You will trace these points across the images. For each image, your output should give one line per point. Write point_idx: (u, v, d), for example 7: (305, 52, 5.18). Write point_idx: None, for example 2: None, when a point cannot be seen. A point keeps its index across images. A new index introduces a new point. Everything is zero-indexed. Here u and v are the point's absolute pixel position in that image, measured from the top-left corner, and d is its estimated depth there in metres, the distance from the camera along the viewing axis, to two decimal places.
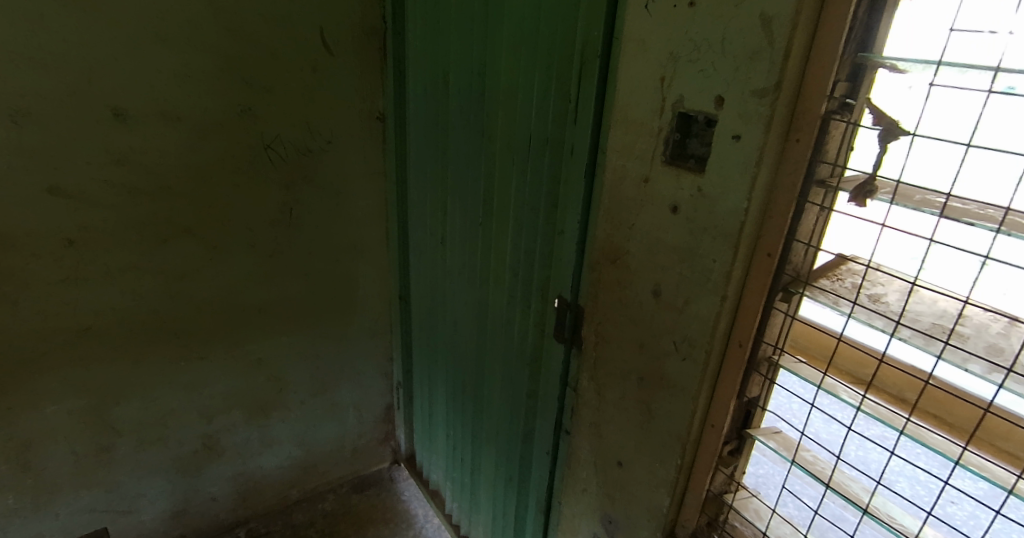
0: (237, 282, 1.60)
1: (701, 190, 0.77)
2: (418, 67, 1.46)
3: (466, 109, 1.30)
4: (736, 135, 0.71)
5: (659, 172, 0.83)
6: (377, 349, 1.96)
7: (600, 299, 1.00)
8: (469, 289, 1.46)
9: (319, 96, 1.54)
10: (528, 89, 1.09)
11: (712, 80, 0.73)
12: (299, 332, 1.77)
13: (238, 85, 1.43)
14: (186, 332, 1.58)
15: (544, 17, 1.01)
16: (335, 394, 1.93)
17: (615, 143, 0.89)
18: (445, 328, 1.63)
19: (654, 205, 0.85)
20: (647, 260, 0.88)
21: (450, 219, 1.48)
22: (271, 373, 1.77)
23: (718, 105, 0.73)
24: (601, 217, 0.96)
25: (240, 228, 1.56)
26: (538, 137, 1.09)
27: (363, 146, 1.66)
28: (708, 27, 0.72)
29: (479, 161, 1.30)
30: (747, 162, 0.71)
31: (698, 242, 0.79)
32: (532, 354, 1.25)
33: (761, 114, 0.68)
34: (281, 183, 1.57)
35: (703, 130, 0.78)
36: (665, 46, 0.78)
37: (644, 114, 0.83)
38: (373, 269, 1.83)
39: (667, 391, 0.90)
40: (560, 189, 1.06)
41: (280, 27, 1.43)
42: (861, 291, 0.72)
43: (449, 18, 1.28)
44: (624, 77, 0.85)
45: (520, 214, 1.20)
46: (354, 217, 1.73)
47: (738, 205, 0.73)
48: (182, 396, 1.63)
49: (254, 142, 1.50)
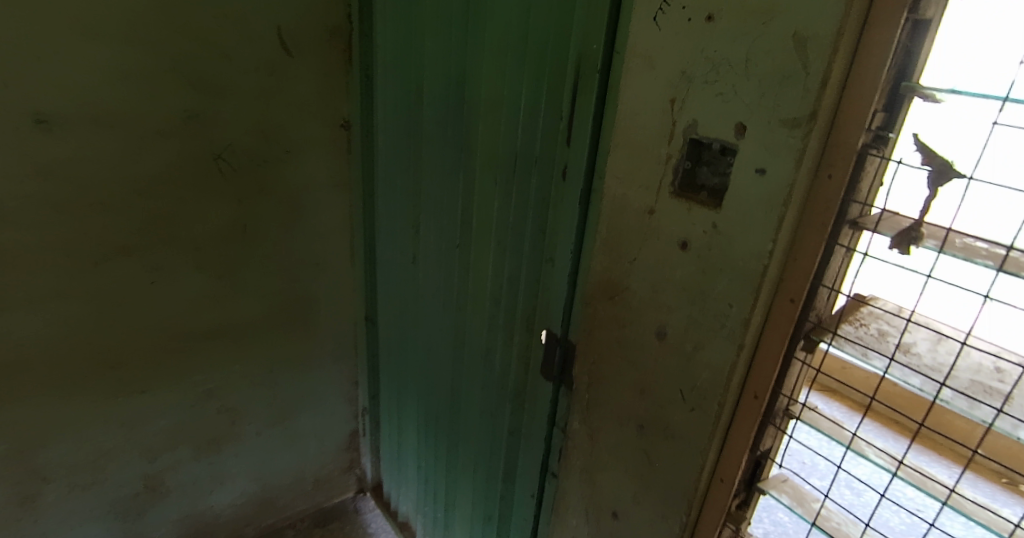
0: (184, 307, 1.46)
1: (716, 227, 0.69)
2: (389, 73, 1.34)
3: (442, 121, 1.19)
4: (760, 169, 0.63)
5: (667, 203, 0.74)
6: (342, 373, 1.83)
7: (594, 337, 0.91)
8: (443, 314, 1.36)
9: (277, 101, 1.40)
10: (514, 103, 0.99)
11: (733, 105, 0.65)
12: (254, 359, 1.63)
13: (185, 89, 1.28)
14: (125, 364, 1.43)
15: (534, 25, 0.92)
16: (294, 423, 1.79)
17: (615, 169, 0.80)
18: (416, 355, 1.52)
19: (660, 239, 0.76)
20: (651, 299, 0.80)
21: (422, 239, 1.37)
22: (223, 404, 1.63)
23: (739, 133, 0.65)
24: (597, 249, 0.87)
25: (187, 247, 1.40)
26: (525, 156, 0.99)
27: (326, 156, 1.53)
28: (729, 45, 0.63)
29: (457, 178, 1.19)
30: (773, 199, 0.63)
31: (713, 284, 0.71)
32: (515, 390, 1.15)
33: (793, 145, 0.60)
34: (234, 197, 1.42)
35: (716, 157, 0.68)
36: (677, 64, 0.69)
37: (650, 139, 0.74)
38: (337, 288, 1.70)
39: (671, 442, 0.82)
40: (550, 214, 0.97)
41: (234, 26, 1.29)
42: (886, 340, 0.66)
43: (425, 21, 1.17)
44: (628, 97, 0.76)
45: (503, 238, 1.10)
46: (316, 233, 1.59)
47: (762, 246, 0.65)
48: (120, 434, 1.49)
49: (204, 152, 1.34)
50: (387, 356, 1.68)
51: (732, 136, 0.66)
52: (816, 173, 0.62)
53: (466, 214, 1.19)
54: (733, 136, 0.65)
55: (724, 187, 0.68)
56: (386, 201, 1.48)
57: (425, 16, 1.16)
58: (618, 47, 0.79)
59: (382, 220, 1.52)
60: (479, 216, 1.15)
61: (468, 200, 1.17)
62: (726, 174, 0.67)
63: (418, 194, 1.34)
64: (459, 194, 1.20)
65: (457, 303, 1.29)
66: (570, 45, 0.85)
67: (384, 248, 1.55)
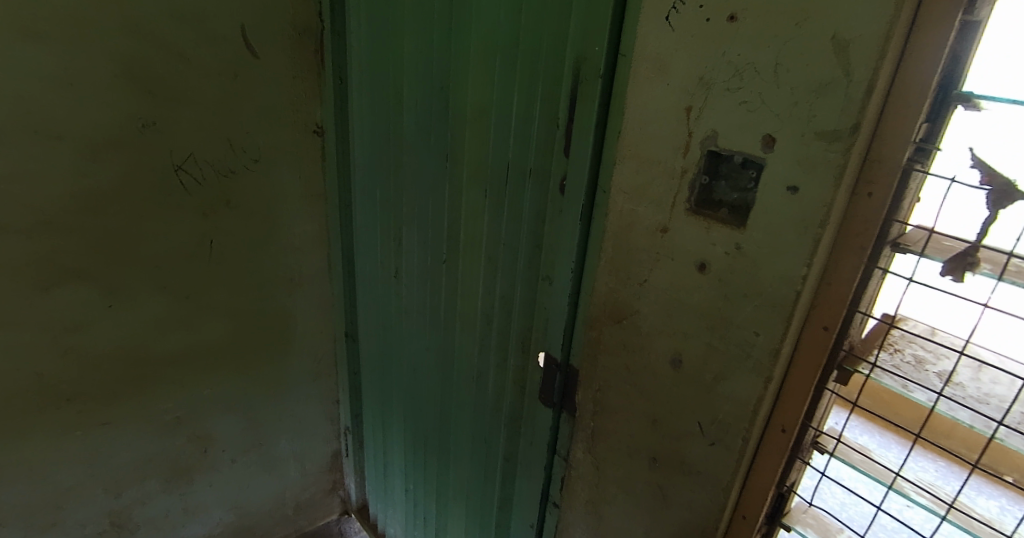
0: (146, 331, 1.35)
1: (740, 249, 0.63)
2: (365, 76, 1.24)
3: (425, 128, 1.10)
4: (793, 186, 0.57)
5: (682, 221, 0.68)
6: (321, 392, 1.73)
7: (599, 362, 0.84)
8: (429, 333, 1.27)
9: (243, 107, 1.30)
10: (506, 109, 0.91)
11: (760, 115, 0.58)
12: (225, 383, 1.53)
13: (139, 95, 1.17)
14: (83, 395, 1.32)
15: (526, 25, 0.84)
16: (271, 447, 1.69)
17: (621, 183, 0.73)
18: (401, 374, 1.43)
19: (674, 260, 0.70)
20: (665, 325, 0.73)
21: (405, 252, 1.28)
22: (194, 432, 1.53)
23: (767, 145, 0.58)
24: (601, 269, 0.80)
25: (146, 267, 1.30)
26: (518, 167, 0.92)
27: (298, 164, 1.43)
28: (755, 48, 0.57)
29: (443, 189, 1.11)
30: (808, 220, 0.56)
31: (736, 311, 0.64)
32: (509, 414, 1.08)
33: (831, 160, 0.54)
34: (198, 212, 1.32)
35: (736, 171, 0.63)
36: (693, 69, 0.62)
37: (663, 151, 0.68)
38: (313, 304, 1.60)
39: (688, 478, 0.75)
40: (546, 229, 0.90)
41: (193, 26, 1.19)
42: (926, 369, 0.60)
43: (404, 21, 1.08)
44: (636, 104, 0.70)
45: (495, 254, 1.02)
46: (290, 246, 1.49)
47: (795, 271, 0.58)
48: (81, 470, 1.38)
49: (162, 164, 1.24)
50: (370, 374, 1.59)
51: (758, 149, 0.59)
52: (854, 191, 0.56)
53: (453, 228, 1.11)
54: (759, 149, 0.59)
55: (749, 202, 0.62)
56: (365, 212, 1.38)
57: (405, 14, 1.07)
58: (622, 50, 0.72)
59: (360, 232, 1.43)
60: (467, 230, 1.07)
61: (455, 212, 1.09)
62: (750, 188, 0.62)
63: (399, 205, 1.25)
64: (444, 206, 1.11)
65: (445, 322, 1.21)
66: (569, 47, 0.78)
67: (364, 261, 1.46)
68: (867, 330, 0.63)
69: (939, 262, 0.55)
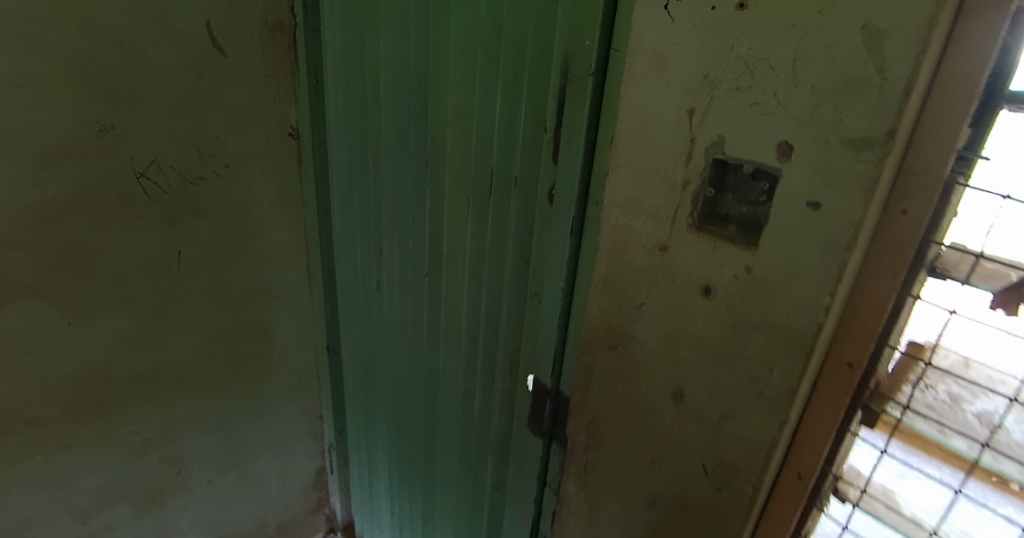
0: (109, 349, 1.28)
1: (751, 272, 0.54)
2: (341, 75, 1.15)
3: (404, 131, 1.02)
4: (814, 201, 0.49)
5: (683, 240, 0.59)
6: (304, 407, 1.65)
7: (592, 392, 0.76)
8: (412, 351, 1.19)
9: (211, 109, 1.22)
10: (489, 111, 0.82)
11: (775, 118, 0.50)
12: (198, 400, 1.46)
13: (94, 98, 1.09)
14: (43, 417, 1.25)
15: (509, 17, 0.75)
16: (250, 467, 1.61)
17: (614, 195, 0.66)
18: (383, 392, 1.35)
19: (675, 283, 0.61)
20: (666, 354, 0.65)
21: (385, 264, 1.19)
22: (165, 454, 1.45)
23: (783, 154, 0.50)
24: (592, 289, 0.72)
25: (108, 281, 1.22)
26: (501, 174, 0.83)
27: (273, 169, 1.34)
28: (770, 40, 0.49)
29: (424, 198, 1.02)
30: (832, 241, 0.48)
31: (747, 343, 0.56)
32: (496, 441, 1.00)
33: (860, 173, 0.46)
34: (164, 222, 1.24)
35: (745, 183, 0.56)
36: (696, 66, 0.54)
37: (661, 159, 0.59)
38: (293, 316, 1.52)
39: (690, 525, 0.67)
40: (533, 242, 0.81)
41: (152, 23, 1.10)
42: (963, 409, 0.53)
43: (379, 15, 0.99)
44: (630, 105, 0.62)
45: (478, 269, 0.93)
46: (266, 256, 1.41)
47: (816, 300, 0.50)
48: (45, 496, 1.31)
49: (122, 171, 1.16)
50: (354, 391, 1.50)
51: (772, 157, 0.51)
52: (886, 207, 0.48)
53: (435, 240, 1.02)
54: (773, 158, 0.51)
55: (761, 217, 0.55)
56: (346, 221, 1.29)
57: (381, 8, 0.98)
58: (614, 45, 0.64)
59: (340, 242, 1.34)
60: (448, 242, 0.99)
61: (437, 223, 1.00)
62: (761, 202, 0.55)
63: (380, 214, 1.16)
64: (426, 216, 1.03)
65: (428, 339, 1.12)
66: (556, 42, 0.70)
67: (345, 273, 1.37)
68: (893, 364, 0.54)
69: (991, 293, 0.49)
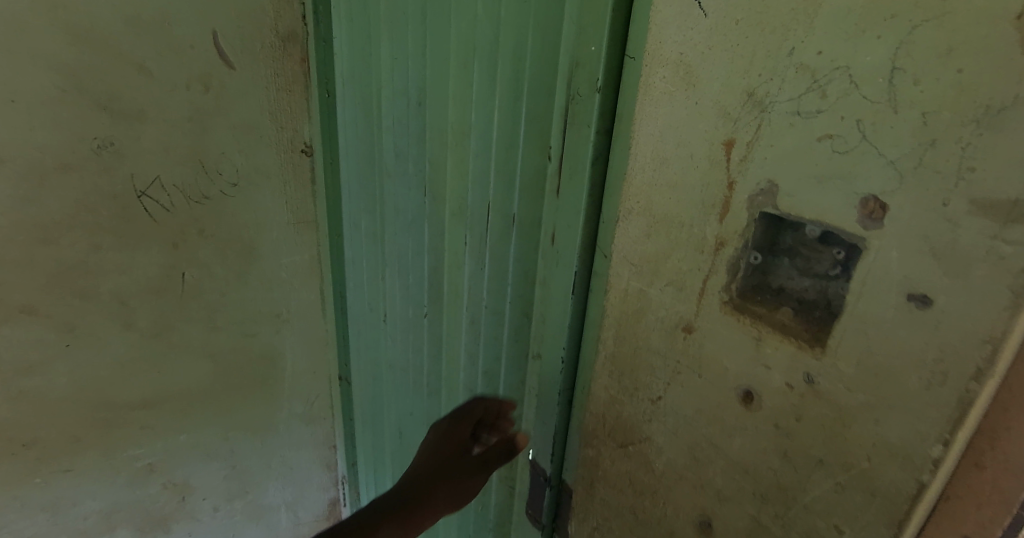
0: (110, 373, 1.19)
1: (814, 386, 0.37)
2: (349, 89, 1.04)
3: (405, 154, 0.89)
4: (920, 293, 0.31)
5: (713, 322, 0.43)
6: (316, 437, 1.55)
7: (597, 494, 0.59)
8: (414, 397, 1.05)
9: (217, 124, 1.12)
10: (488, 135, 0.67)
11: (858, 161, 0.32)
12: (204, 429, 1.36)
13: (93, 112, 1.00)
14: (40, 442, 1.17)
15: (508, 20, 0.60)
16: (259, 496, 1.51)
17: (625, 250, 0.49)
18: (389, 436, 1.22)
19: (702, 379, 0.44)
20: (690, 471, 0.47)
21: (389, 299, 1.07)
22: (169, 480, 1.36)
23: (872, 216, 0.32)
24: (598, 366, 0.55)
25: (108, 303, 1.13)
26: (500, 208, 0.68)
27: (284, 187, 1.24)
28: (852, 40, 0.31)
29: (425, 230, 0.89)
30: (948, 363, 0.30)
31: (804, 486, 0.39)
32: (496, 518, 0.84)
33: (1002, 259, 0.28)
34: (167, 242, 1.15)
35: (812, 247, 0.39)
36: (737, 79, 0.37)
37: (686, 208, 0.43)
38: (305, 343, 1.42)
39: None
40: (535, 294, 0.66)
41: (155, 33, 1.01)
42: None
43: (382, 21, 0.87)
44: (647, 133, 0.45)
45: (476, 318, 0.79)
46: (277, 279, 1.31)
47: (919, 449, 0.33)
48: (44, 521, 1.23)
49: (122, 189, 1.07)
50: (365, 430, 1.38)
51: (850, 219, 0.33)
52: None
53: (436, 278, 0.88)
54: (853, 221, 0.33)
55: (830, 296, 0.38)
56: (355, 248, 1.18)
57: (384, 13, 0.86)
58: (627, 52, 0.48)
59: (350, 268, 1.24)
60: (448, 282, 0.85)
61: (436, 259, 0.87)
62: (830, 275, 0.38)
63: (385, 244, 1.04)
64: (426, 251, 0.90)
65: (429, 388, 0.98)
66: (563, 49, 0.54)
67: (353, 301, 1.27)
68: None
69: None
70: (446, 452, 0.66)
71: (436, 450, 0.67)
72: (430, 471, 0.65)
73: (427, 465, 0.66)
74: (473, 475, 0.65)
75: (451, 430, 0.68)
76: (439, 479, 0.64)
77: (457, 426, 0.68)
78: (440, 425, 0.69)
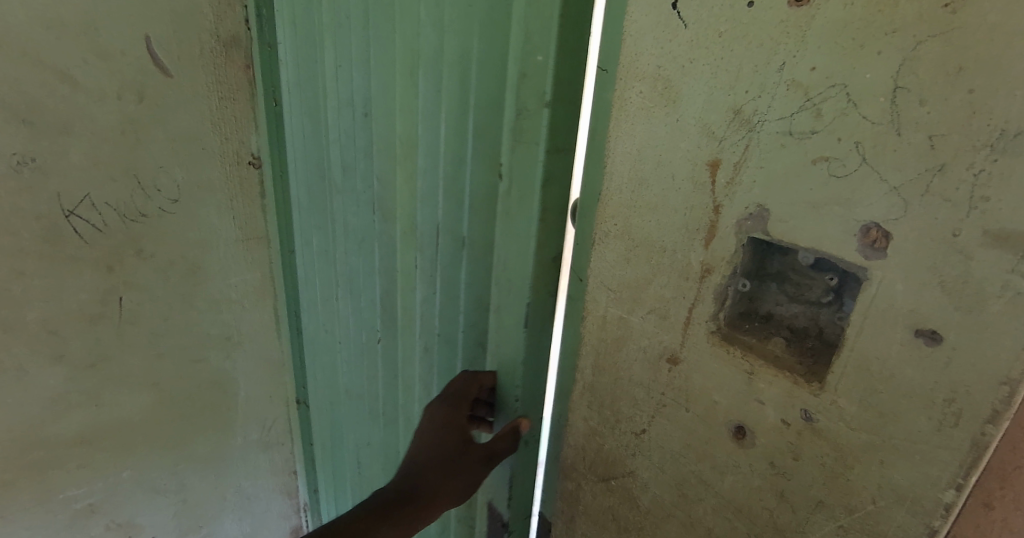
0: (40, 408, 1.01)
1: (811, 424, 0.35)
2: (293, 98, 0.98)
3: (352, 168, 0.84)
4: (929, 329, 0.30)
5: (703, 353, 0.40)
6: (275, 464, 1.40)
7: (578, 530, 0.56)
8: (370, 423, 1.00)
9: (154, 135, 0.97)
10: (434, 149, 0.63)
11: (859, 184, 0.31)
12: (153, 467, 1.19)
13: (8, 124, 0.85)
14: None
15: (451, 27, 0.57)
16: (214, 531, 1.34)
17: (603, 276, 0.46)
18: (348, 459, 1.16)
19: (690, 413, 0.42)
20: (678, 509, 0.45)
21: (342, 319, 1.01)
22: (113, 520, 1.17)
23: (878, 245, 0.31)
24: (576, 397, 0.52)
25: (36, 334, 0.96)
26: (449, 228, 0.64)
27: (230, 202, 1.09)
28: (846, 58, 0.30)
29: (375, 250, 0.83)
30: (961, 404, 0.29)
31: (804, 528, 0.37)
32: None
33: (1019, 293, 0.27)
34: (100, 264, 0.99)
35: (801, 273, 0.38)
36: (718, 96, 0.36)
37: (667, 233, 0.41)
38: (259, 367, 1.26)
39: None
40: (490, 322, 0.62)
41: (80, 37, 0.87)
42: None
43: (323, 28, 0.82)
44: (621, 152, 0.43)
45: (429, 346, 0.74)
46: (228, 300, 1.16)
47: (930, 492, 0.31)
48: None
49: (44, 209, 0.91)
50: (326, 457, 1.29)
51: (850, 249, 0.32)
52: None
53: (388, 302, 0.83)
54: (853, 250, 0.32)
55: (823, 325, 0.37)
56: (306, 266, 1.11)
57: (326, 18, 0.81)
58: (601, 63, 0.46)
59: (301, 286, 1.17)
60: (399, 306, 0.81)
61: (387, 281, 0.82)
62: (823, 302, 0.37)
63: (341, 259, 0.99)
64: (375, 271, 0.85)
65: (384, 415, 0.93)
66: (511, 60, 0.51)
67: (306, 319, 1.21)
68: None
69: None
70: (448, 444, 0.60)
71: (437, 438, 0.61)
72: (438, 465, 0.60)
73: (433, 459, 0.60)
74: (478, 469, 0.59)
75: (450, 419, 0.60)
76: (449, 473, 0.59)
77: (457, 413, 0.60)
78: (437, 411, 0.61)
